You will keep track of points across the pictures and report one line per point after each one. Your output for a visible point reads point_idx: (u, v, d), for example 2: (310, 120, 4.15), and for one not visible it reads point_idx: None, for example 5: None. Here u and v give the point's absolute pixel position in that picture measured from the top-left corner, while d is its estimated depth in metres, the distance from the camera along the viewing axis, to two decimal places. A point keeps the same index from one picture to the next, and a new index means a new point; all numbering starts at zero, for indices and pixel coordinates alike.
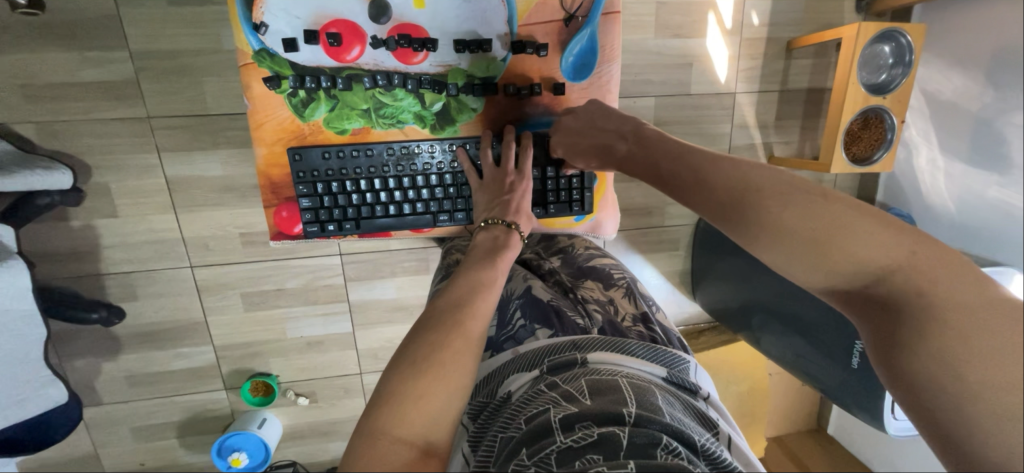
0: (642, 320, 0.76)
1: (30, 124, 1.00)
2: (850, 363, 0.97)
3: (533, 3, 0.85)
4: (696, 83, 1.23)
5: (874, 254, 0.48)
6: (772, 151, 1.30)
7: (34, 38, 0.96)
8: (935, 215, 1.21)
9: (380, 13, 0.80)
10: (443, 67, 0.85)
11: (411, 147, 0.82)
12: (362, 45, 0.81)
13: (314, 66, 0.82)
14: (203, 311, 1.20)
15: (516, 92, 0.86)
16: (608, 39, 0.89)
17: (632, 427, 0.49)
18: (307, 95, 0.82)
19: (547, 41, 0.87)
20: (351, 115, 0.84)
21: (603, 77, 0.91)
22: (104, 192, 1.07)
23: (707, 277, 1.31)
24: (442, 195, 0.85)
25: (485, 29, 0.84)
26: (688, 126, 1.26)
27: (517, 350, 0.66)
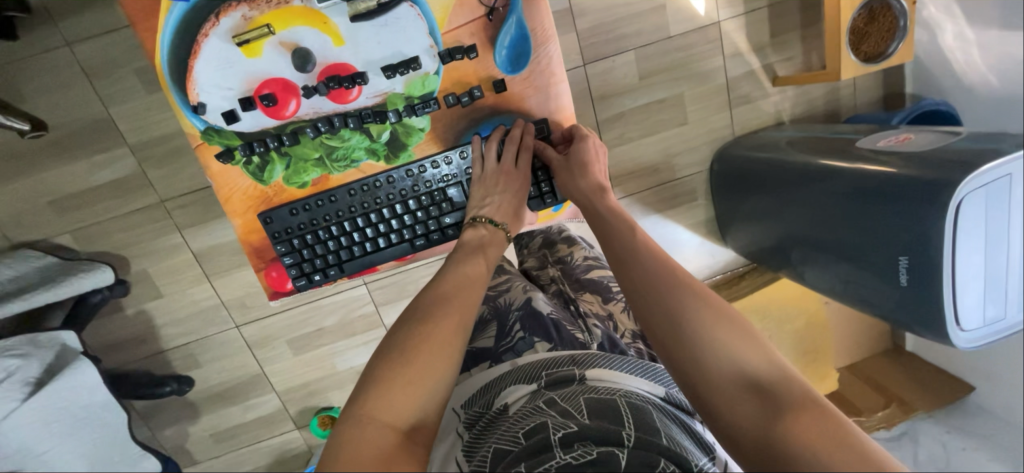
0: (638, 336, 0.86)
1: (67, 234, 1.10)
2: (900, 279, 0.84)
3: (449, 7, 0.78)
4: (674, 24, 1.15)
5: (739, 349, 0.56)
6: (775, 72, 1.22)
7: (47, 157, 1.04)
8: (977, 94, 1.06)
9: (303, 61, 0.77)
10: (380, 96, 0.81)
11: (371, 184, 0.81)
12: (297, 98, 0.79)
13: (259, 129, 0.80)
14: (258, 363, 1.29)
15: (457, 101, 0.81)
16: (537, 22, 0.81)
17: (630, 449, 0.54)
18: (260, 158, 0.81)
19: (475, 42, 0.80)
20: (307, 166, 0.83)
21: (543, 61, 0.83)
22: (145, 277, 1.16)
23: (732, 221, 1.24)
24: (413, 221, 0.83)
25: (410, 47, 0.79)
26: (676, 71, 1.19)
27: (515, 362, 0.71)
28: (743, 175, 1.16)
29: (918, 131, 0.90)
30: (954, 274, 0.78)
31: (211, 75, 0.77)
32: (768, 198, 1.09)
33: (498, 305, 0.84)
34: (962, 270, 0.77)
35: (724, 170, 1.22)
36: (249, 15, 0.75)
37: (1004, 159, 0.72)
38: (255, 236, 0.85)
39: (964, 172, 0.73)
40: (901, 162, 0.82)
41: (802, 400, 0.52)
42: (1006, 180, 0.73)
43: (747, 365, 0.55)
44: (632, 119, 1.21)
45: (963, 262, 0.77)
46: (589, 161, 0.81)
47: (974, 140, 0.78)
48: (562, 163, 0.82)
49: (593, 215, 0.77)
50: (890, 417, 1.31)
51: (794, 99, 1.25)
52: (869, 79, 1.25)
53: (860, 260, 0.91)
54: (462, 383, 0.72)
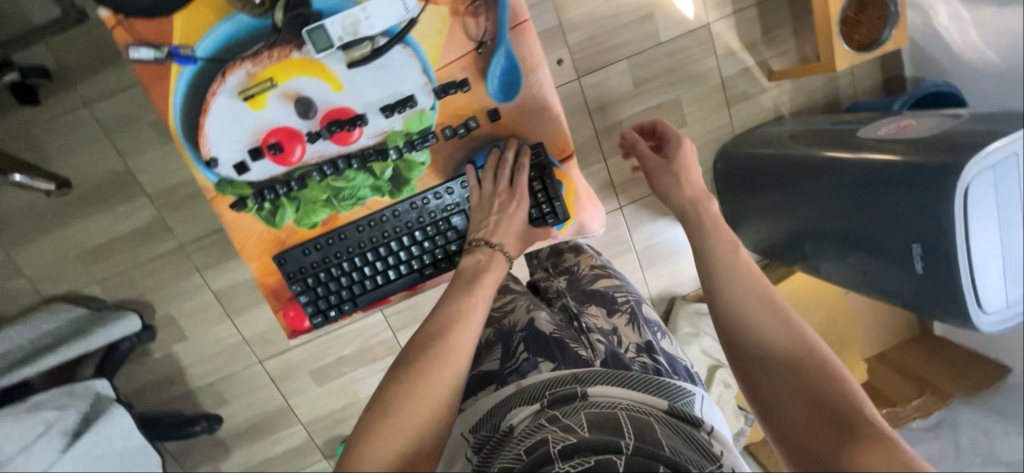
0: (644, 350, 0.83)
1: (95, 284, 1.14)
2: (916, 267, 0.83)
3: (440, 44, 0.80)
4: (664, 30, 1.16)
5: (812, 363, 0.59)
6: (770, 68, 1.22)
7: (73, 212, 1.09)
8: (979, 72, 1.04)
9: (305, 108, 0.80)
10: (380, 135, 0.83)
11: (377, 218, 0.84)
12: (302, 144, 0.82)
13: (269, 177, 0.83)
14: (283, 396, 1.31)
15: (453, 133, 0.83)
16: (527, 51, 0.82)
17: (628, 455, 0.55)
18: (270, 204, 0.84)
19: (467, 74, 0.82)
20: (316, 207, 0.85)
21: (535, 87, 0.83)
22: (170, 321, 1.20)
23: (740, 220, 1.23)
24: (420, 252, 0.85)
25: (405, 86, 0.81)
26: (670, 76, 1.20)
27: (520, 384, 0.74)
28: (748, 172, 1.16)
29: (920, 116, 0.89)
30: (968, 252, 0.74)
31: (223, 129, 0.80)
32: (774, 192, 1.08)
33: (502, 326, 0.86)
34: (976, 246, 0.74)
35: (727, 168, 1.22)
36: (252, 71, 0.78)
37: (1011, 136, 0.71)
38: (274, 277, 0.87)
39: (968, 156, 0.72)
40: (905, 150, 0.82)
41: (868, 426, 0.53)
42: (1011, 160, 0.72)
43: (815, 382, 0.57)
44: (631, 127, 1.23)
45: (976, 238, 0.73)
46: (687, 166, 0.87)
47: (977, 122, 0.77)
48: (658, 165, 0.88)
49: (686, 220, 0.80)
50: (925, 406, 1.28)
51: (793, 92, 1.25)
52: (867, 65, 1.24)
53: (876, 251, 0.89)
54: (469, 408, 0.76)
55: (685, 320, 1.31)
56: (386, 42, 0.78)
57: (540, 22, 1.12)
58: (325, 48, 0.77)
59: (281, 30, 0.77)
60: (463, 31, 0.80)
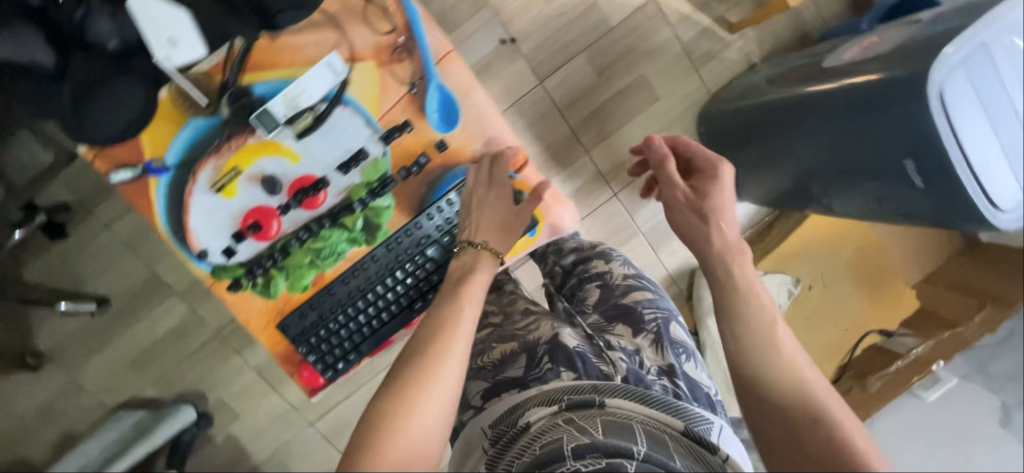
0: (666, 373, 0.80)
1: (149, 386, 1.23)
2: (918, 183, 0.75)
3: (373, 89, 0.73)
4: (611, 14, 1.17)
5: (833, 420, 0.51)
6: (728, 21, 1.21)
7: (116, 325, 1.19)
8: None
9: (271, 186, 0.74)
10: (343, 192, 0.75)
11: (360, 263, 0.78)
12: (277, 217, 0.75)
13: (254, 254, 0.76)
14: (340, 451, 1.35)
15: (407, 172, 0.76)
16: (458, 77, 0.74)
17: (638, 461, 0.57)
18: (263, 275, 0.76)
19: (403, 112, 0.74)
20: (304, 271, 0.77)
21: (475, 111, 0.76)
22: (222, 404, 1.27)
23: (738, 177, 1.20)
24: (407, 287, 0.79)
25: (357, 138, 0.74)
26: (629, 56, 1.20)
27: (540, 388, 0.73)
28: (731, 128, 1.13)
29: (883, 31, 0.85)
30: (962, 148, 0.68)
31: (203, 220, 0.74)
32: (761, 141, 1.06)
33: (526, 337, 0.85)
34: (968, 138, 0.68)
35: (711, 129, 1.20)
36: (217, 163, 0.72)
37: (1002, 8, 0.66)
38: (283, 344, 0.78)
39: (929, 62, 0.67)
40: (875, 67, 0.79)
41: None
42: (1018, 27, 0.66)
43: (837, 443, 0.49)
44: (605, 115, 1.23)
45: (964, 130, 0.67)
46: (720, 206, 0.70)
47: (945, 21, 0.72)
48: (682, 198, 0.72)
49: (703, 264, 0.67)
50: (989, 320, 1.11)
51: (758, 38, 1.23)
52: None
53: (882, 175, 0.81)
54: (491, 408, 0.75)
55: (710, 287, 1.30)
56: (327, 106, 0.72)
57: (490, 41, 1.16)
58: (273, 128, 0.71)
59: (232, 121, 0.72)
60: (392, 74, 0.73)
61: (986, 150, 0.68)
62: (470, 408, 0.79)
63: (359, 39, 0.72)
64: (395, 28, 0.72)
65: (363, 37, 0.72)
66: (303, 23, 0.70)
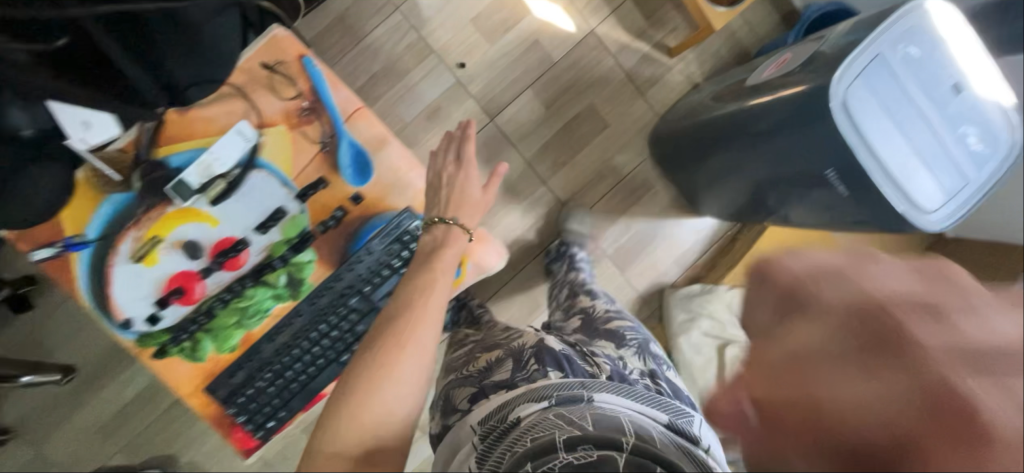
0: (649, 374, 0.79)
1: (119, 452, 1.21)
2: (840, 190, 0.73)
3: (286, 151, 0.75)
4: (554, 50, 1.22)
5: None
6: (667, 46, 1.25)
7: (83, 392, 1.18)
8: None
9: (192, 250, 0.74)
10: (265, 249, 0.76)
11: (286, 319, 0.77)
12: (200, 280, 0.74)
13: (178, 318, 0.74)
14: None
15: (325, 227, 0.76)
16: (368, 133, 0.76)
17: (629, 452, 0.51)
18: (189, 339, 0.74)
19: (316, 170, 0.76)
20: (230, 331, 0.75)
21: (388, 164, 0.77)
22: (193, 465, 1.24)
23: (695, 194, 1.21)
24: (334, 339, 0.78)
25: (274, 197, 0.75)
26: (575, 86, 1.24)
27: (529, 385, 0.67)
28: (679, 147, 1.15)
29: (795, 47, 0.85)
30: (871, 147, 0.66)
31: (122, 290, 0.73)
32: (706, 158, 1.08)
33: (512, 346, 0.79)
34: (876, 136, 0.66)
35: (661, 149, 1.23)
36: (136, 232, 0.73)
37: (899, 12, 0.65)
38: (214, 407, 0.75)
39: (833, 70, 0.65)
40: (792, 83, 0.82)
41: None
42: (918, 30, 0.66)
43: None
44: (558, 145, 1.26)
45: (872, 128, 0.66)
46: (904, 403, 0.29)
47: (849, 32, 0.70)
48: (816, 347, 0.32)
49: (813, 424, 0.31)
50: None
51: (699, 59, 1.27)
52: (760, 11, 1.26)
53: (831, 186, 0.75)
54: (478, 407, 0.68)
55: (678, 307, 1.27)
56: (241, 171, 0.73)
57: (439, 84, 1.20)
58: (189, 196, 0.72)
59: (146, 194, 0.73)
60: (304, 134, 0.75)
61: (896, 146, 0.67)
62: (454, 413, 0.73)
63: (267, 106, 0.74)
64: (301, 92, 0.75)
65: (272, 104, 0.75)
66: (212, 96, 0.73)
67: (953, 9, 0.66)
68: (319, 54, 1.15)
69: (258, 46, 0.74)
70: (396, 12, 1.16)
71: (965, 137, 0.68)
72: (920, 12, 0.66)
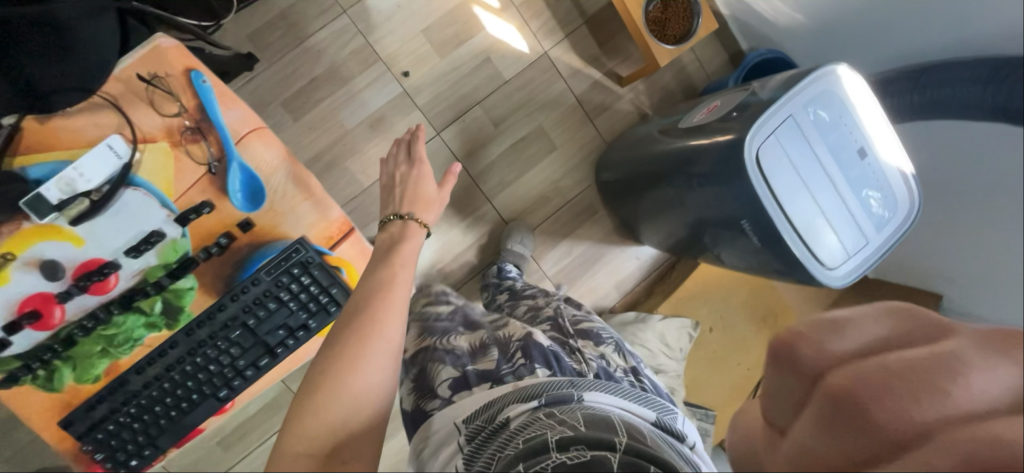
0: (631, 371, 0.79)
1: None
2: (755, 242, 0.74)
3: (168, 172, 0.69)
4: (506, 68, 1.21)
5: None
6: (619, 75, 1.27)
7: None
8: (797, 32, 1.10)
9: (50, 272, 0.67)
10: (138, 274, 0.70)
11: (158, 353, 0.73)
12: (60, 304, 0.69)
13: (33, 344, 0.69)
14: None
15: (208, 254, 0.72)
16: (262, 157, 0.73)
17: (622, 453, 0.49)
18: (44, 368, 0.70)
19: (202, 193, 0.71)
20: (94, 359, 0.71)
21: (283, 190, 0.74)
22: None
23: (636, 223, 1.22)
24: (210, 374, 0.74)
25: (150, 219, 0.70)
26: (525, 107, 1.24)
27: (515, 383, 0.67)
28: (622, 176, 1.16)
29: (726, 95, 0.87)
30: (779, 202, 0.69)
31: None
32: (644, 191, 1.09)
33: (498, 338, 0.81)
34: (783, 192, 0.69)
35: (606, 177, 1.23)
36: None
37: (812, 76, 0.68)
38: (71, 441, 0.72)
39: (747, 128, 0.67)
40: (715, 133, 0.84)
41: None
42: (828, 95, 0.69)
43: None
44: (504, 165, 1.25)
45: (781, 183, 0.69)
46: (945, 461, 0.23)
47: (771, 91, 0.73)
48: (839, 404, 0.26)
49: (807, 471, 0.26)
50: None
51: (648, 91, 1.29)
52: (710, 50, 1.29)
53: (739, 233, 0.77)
54: (460, 399, 0.69)
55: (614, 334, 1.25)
56: (110, 188, 0.67)
57: (384, 93, 1.16)
58: (46, 213, 0.65)
59: None
60: (189, 155, 0.70)
61: (799, 205, 0.70)
62: (434, 397, 0.72)
63: (145, 121, 0.69)
64: (184, 108, 0.70)
65: (150, 119, 0.69)
66: (81, 105, 0.67)
67: (862, 79, 0.69)
68: (255, 51, 1.09)
69: (138, 56, 0.69)
70: (343, 15, 1.12)
71: (867, 200, 0.72)
72: (831, 78, 0.68)
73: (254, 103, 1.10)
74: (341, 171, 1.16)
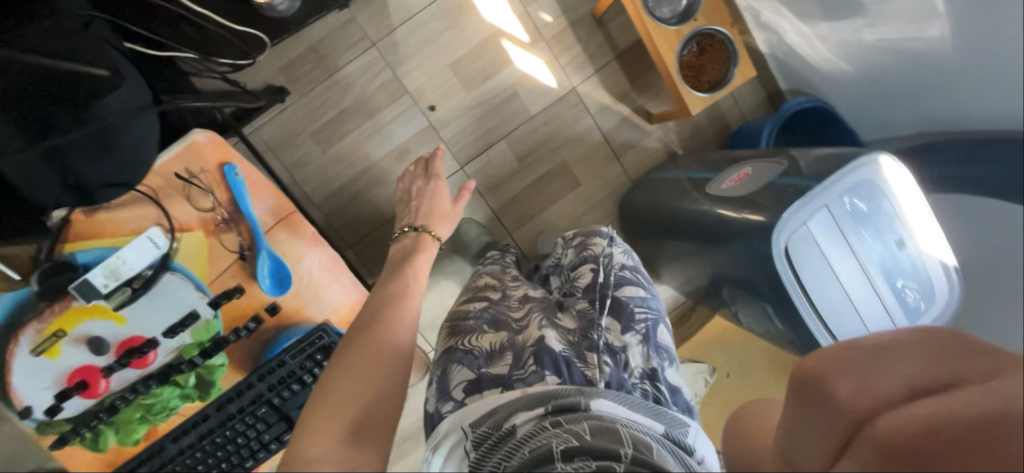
0: (648, 376, 0.69)
1: None
2: (778, 323, 0.73)
3: (204, 260, 0.75)
4: (532, 103, 1.20)
5: None
6: (649, 111, 1.24)
7: None
8: (842, 81, 1.05)
9: (97, 347, 0.73)
10: (175, 350, 0.75)
11: (189, 427, 0.77)
12: (105, 376, 0.74)
13: (82, 410, 0.74)
14: None
15: (236, 336, 0.76)
16: (288, 247, 0.78)
17: (629, 464, 0.45)
18: (90, 431, 0.75)
19: (234, 278, 0.76)
20: (134, 425, 0.76)
21: (306, 275, 0.78)
22: None
23: (656, 266, 1.20)
24: (234, 448, 0.79)
25: (188, 302, 0.75)
26: (550, 142, 1.23)
27: (524, 390, 0.62)
28: (643, 221, 1.14)
29: (757, 164, 0.84)
30: (807, 295, 0.66)
31: (24, 379, 0.72)
32: (666, 240, 1.07)
33: (511, 336, 0.71)
34: (813, 285, 0.67)
35: (628, 217, 1.21)
36: (37, 327, 0.71)
37: (850, 166, 0.66)
38: None
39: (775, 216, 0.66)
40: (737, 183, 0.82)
41: None
42: (867, 186, 0.66)
43: None
44: (525, 199, 1.25)
45: (809, 275, 0.66)
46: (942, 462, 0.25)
47: (799, 177, 0.70)
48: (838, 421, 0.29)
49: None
50: None
51: (678, 128, 1.26)
52: (747, 89, 1.24)
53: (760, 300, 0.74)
54: (469, 404, 0.63)
55: None
56: (152, 273, 0.73)
57: (410, 126, 1.17)
58: (94, 298, 0.70)
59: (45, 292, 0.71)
60: (222, 243, 0.76)
61: (829, 297, 0.67)
62: (448, 400, 0.67)
63: (181, 213, 0.75)
64: (218, 202, 0.76)
65: (186, 211, 0.75)
66: (123, 200, 0.73)
67: (906, 169, 0.66)
68: (287, 83, 1.11)
69: (175, 152, 0.75)
70: (373, 48, 1.13)
71: (903, 290, 0.69)
72: (871, 169, 0.66)
73: (284, 135, 1.13)
74: (366, 202, 1.19)
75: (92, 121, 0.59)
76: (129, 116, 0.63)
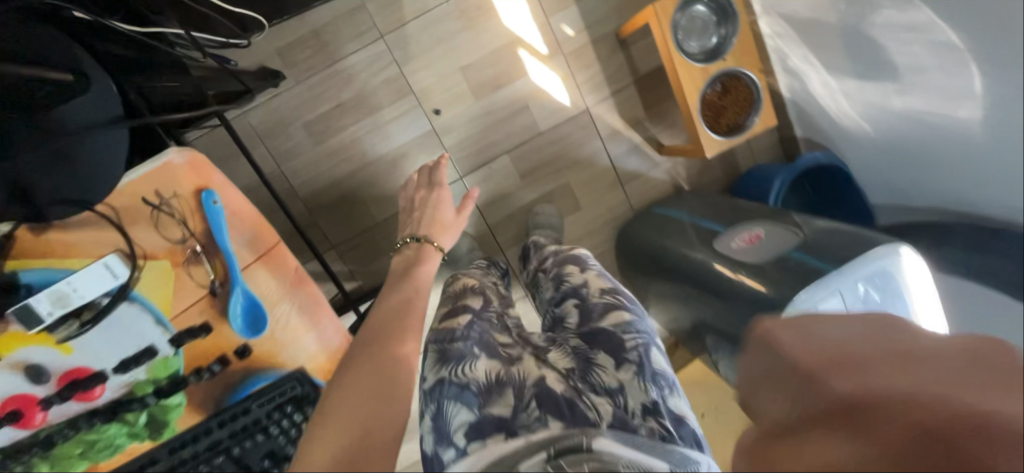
0: (651, 412, 0.62)
1: None
2: None
3: (168, 294, 0.68)
4: (542, 119, 1.15)
5: None
6: (660, 142, 1.20)
7: None
8: (859, 140, 1.03)
9: (35, 377, 0.65)
10: (126, 386, 0.69)
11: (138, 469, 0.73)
12: (42, 408, 0.67)
13: (13, 441, 0.68)
14: None
15: (197, 377, 0.71)
16: (265, 287, 0.71)
17: None
18: (23, 463, 0.69)
19: (200, 316, 0.70)
20: (74, 460, 0.71)
21: (282, 320, 0.72)
22: None
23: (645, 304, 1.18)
24: None
25: (144, 336, 0.68)
26: (556, 162, 1.18)
27: (528, 438, 0.53)
28: (640, 258, 1.11)
29: (767, 227, 0.83)
30: None
31: None
32: (661, 283, 1.04)
33: (506, 376, 0.64)
34: None
35: (624, 250, 1.18)
36: None
37: (870, 253, 0.65)
38: None
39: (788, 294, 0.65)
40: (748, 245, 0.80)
41: None
42: (885, 276, 0.64)
43: None
44: (522, 218, 1.20)
45: None
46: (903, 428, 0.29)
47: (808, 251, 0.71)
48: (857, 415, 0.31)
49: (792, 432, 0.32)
50: None
51: (686, 163, 1.22)
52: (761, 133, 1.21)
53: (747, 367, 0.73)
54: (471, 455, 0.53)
55: None
56: (107, 302, 0.66)
57: (412, 128, 1.10)
58: (34, 327, 0.64)
59: None
60: (191, 277, 0.69)
61: None
62: (449, 446, 0.57)
63: (147, 240, 0.67)
64: (190, 232, 0.69)
65: (150, 237, 0.68)
66: (81, 220, 0.65)
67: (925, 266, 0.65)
68: (284, 67, 1.03)
69: (146, 171, 0.68)
70: (381, 41, 1.05)
71: None
72: (893, 259, 0.64)
73: (275, 122, 1.05)
74: (354, 203, 1.12)
75: (54, 134, 0.58)
76: (93, 131, 0.61)
